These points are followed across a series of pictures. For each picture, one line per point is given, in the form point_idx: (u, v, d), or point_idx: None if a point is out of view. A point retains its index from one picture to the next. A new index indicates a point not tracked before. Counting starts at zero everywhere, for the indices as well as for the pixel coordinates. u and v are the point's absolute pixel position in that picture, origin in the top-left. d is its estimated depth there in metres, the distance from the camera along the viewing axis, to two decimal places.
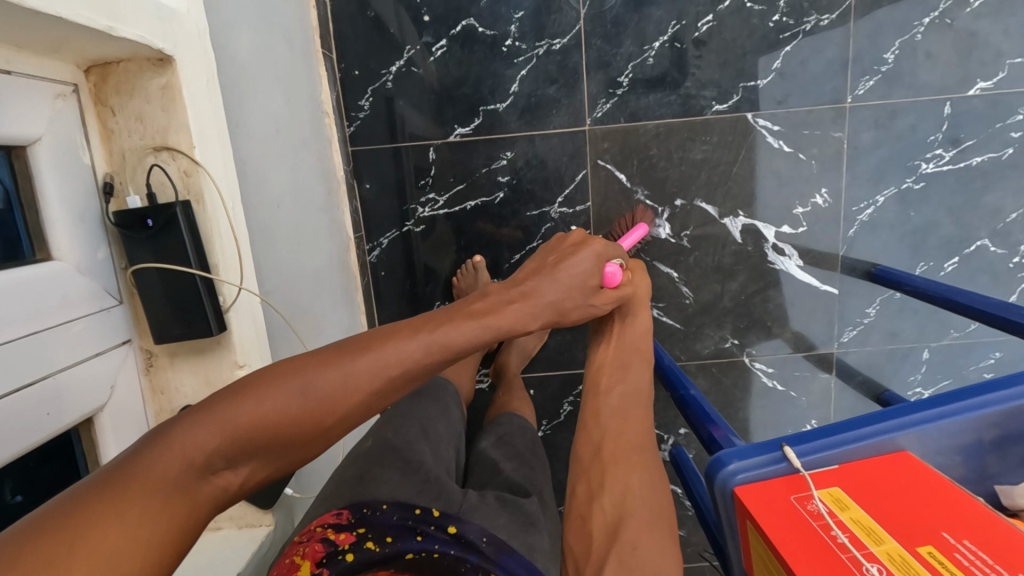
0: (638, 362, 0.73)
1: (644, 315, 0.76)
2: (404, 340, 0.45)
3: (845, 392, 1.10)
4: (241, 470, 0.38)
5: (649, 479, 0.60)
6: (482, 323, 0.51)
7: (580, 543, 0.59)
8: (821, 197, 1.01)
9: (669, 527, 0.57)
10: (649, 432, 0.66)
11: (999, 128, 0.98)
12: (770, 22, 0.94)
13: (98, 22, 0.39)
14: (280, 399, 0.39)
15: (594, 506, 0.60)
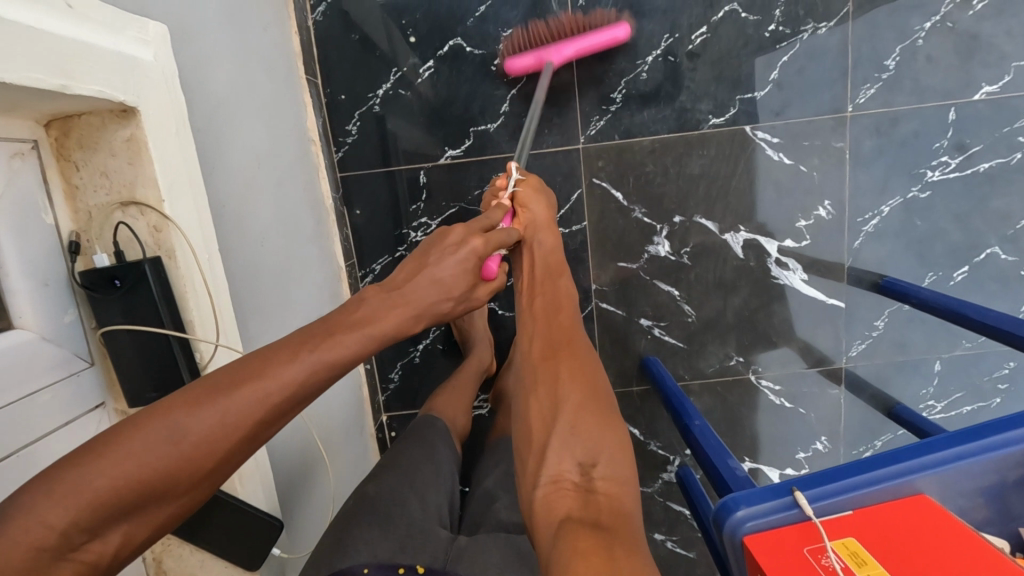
0: (556, 272, 0.73)
1: (552, 236, 0.73)
2: (286, 363, 0.42)
3: (856, 407, 1.06)
4: (112, 537, 0.37)
5: (582, 368, 0.64)
6: (375, 328, 0.47)
7: (523, 432, 0.62)
8: (825, 209, 0.98)
9: (604, 410, 0.61)
10: (575, 325, 0.69)
11: (1006, 132, 0.94)
12: (766, 32, 0.91)
13: (49, 82, 0.37)
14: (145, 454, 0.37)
15: (530, 401, 0.63)
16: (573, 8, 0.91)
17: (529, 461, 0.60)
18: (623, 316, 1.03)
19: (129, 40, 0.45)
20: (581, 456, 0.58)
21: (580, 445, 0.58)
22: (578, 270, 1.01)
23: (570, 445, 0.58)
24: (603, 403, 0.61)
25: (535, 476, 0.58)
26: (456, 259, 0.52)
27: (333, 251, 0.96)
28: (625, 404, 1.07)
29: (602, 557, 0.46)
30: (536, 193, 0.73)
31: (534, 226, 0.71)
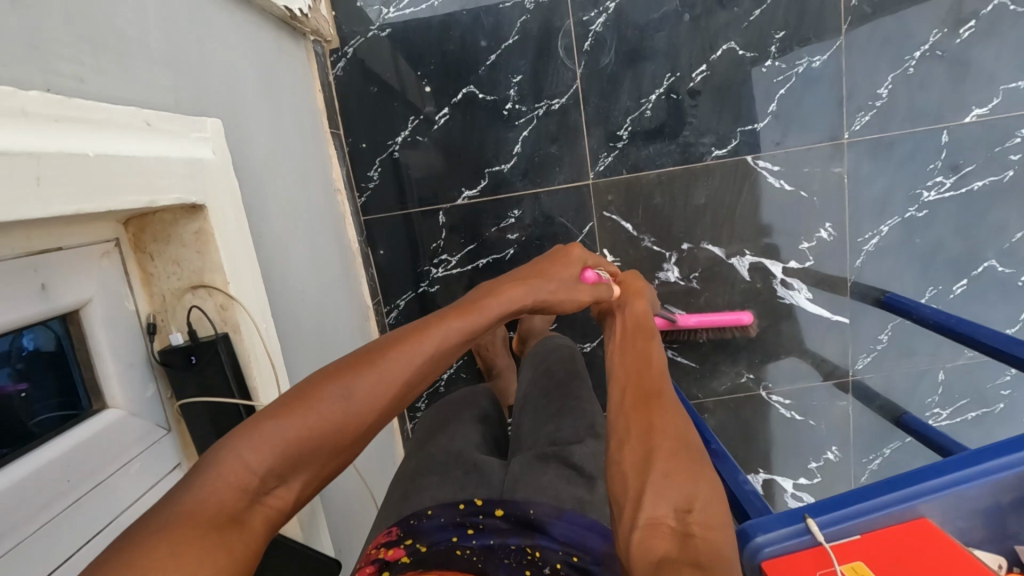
0: (647, 332, 0.64)
1: (642, 301, 0.70)
2: (433, 338, 0.47)
3: (865, 416, 1.11)
4: (295, 486, 0.38)
5: (682, 414, 0.52)
6: (495, 312, 0.53)
7: (613, 485, 0.48)
8: (826, 231, 1.02)
9: (703, 457, 0.48)
10: (669, 379, 0.56)
11: (998, 151, 0.98)
12: (764, 67, 0.96)
13: (141, 200, 0.42)
14: (325, 408, 0.39)
15: (623, 445, 0.50)
16: (579, 52, 0.96)
17: (622, 507, 0.46)
18: None
19: (191, 139, 0.50)
20: (680, 498, 0.45)
21: (675, 487, 0.45)
22: None
23: (671, 487, 0.45)
24: (701, 455, 0.48)
25: (628, 521, 0.45)
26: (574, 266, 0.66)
27: (359, 292, 1.01)
28: None
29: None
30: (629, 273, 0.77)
31: (631, 286, 0.72)
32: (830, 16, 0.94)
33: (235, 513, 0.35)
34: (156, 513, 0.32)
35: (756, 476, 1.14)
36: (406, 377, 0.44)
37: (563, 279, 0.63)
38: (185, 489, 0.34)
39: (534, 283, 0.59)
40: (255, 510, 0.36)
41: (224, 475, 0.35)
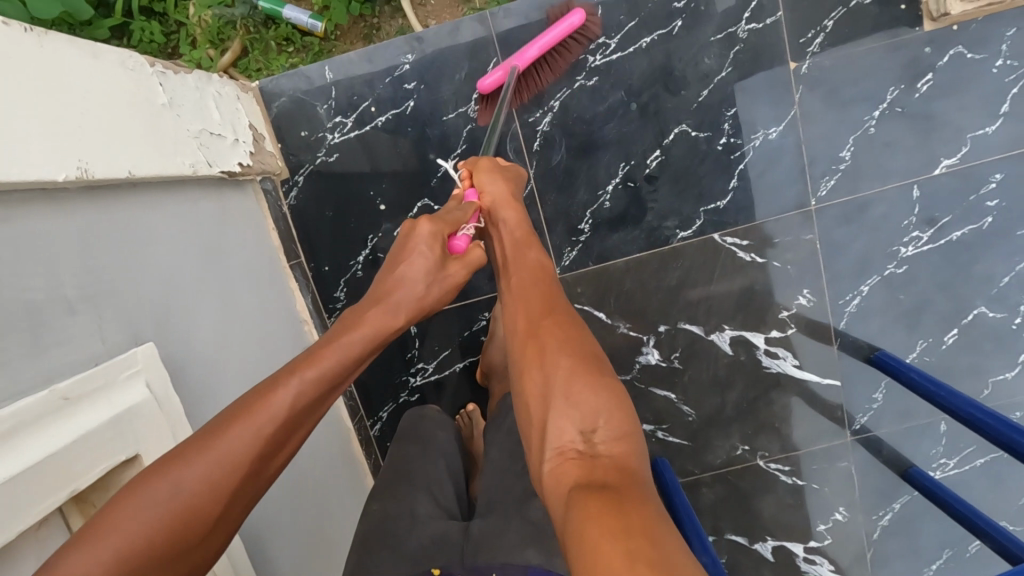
0: (528, 245, 0.73)
1: (515, 211, 0.77)
2: (274, 397, 0.50)
3: (869, 474, 1.08)
4: None
5: (568, 328, 0.60)
6: (350, 349, 0.56)
7: (527, 423, 0.56)
8: (805, 297, 1.00)
9: (593, 361, 0.56)
10: (555, 298, 0.64)
11: (974, 200, 0.95)
12: (719, 145, 0.93)
13: (63, 494, 0.44)
14: (144, 517, 0.43)
15: (524, 379, 0.58)
16: (530, 153, 0.95)
17: (534, 438, 0.55)
18: None
19: (121, 384, 0.51)
20: (582, 420, 0.52)
21: (576, 411, 0.52)
22: None
23: (570, 412, 0.52)
24: (594, 363, 0.56)
25: (540, 453, 0.53)
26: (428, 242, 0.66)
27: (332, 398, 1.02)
28: None
29: (610, 510, 0.41)
30: (491, 174, 0.80)
31: (498, 204, 0.78)
32: (781, 87, 0.92)
33: None
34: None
35: (766, 544, 1.10)
36: (249, 450, 0.48)
37: (419, 283, 0.64)
38: None
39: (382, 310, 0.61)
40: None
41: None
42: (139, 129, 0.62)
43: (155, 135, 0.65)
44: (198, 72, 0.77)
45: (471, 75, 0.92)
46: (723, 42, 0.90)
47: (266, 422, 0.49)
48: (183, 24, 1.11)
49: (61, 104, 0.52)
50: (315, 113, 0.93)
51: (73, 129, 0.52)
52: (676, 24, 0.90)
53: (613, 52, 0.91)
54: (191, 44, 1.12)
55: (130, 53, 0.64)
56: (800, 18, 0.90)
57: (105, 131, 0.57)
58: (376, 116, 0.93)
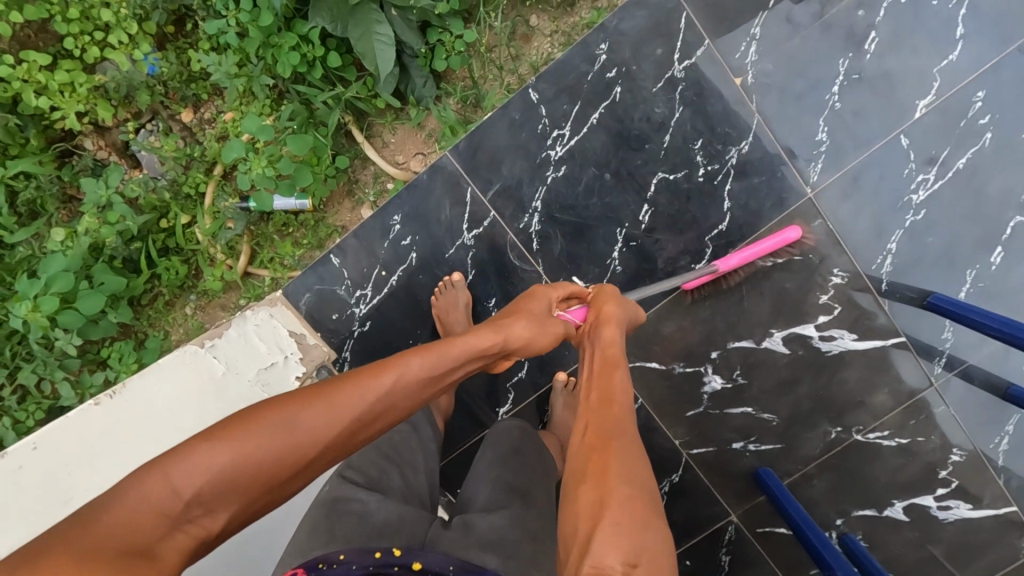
0: (612, 366, 0.74)
1: (613, 329, 0.80)
2: (384, 378, 0.61)
3: (970, 409, 1.06)
4: (220, 515, 0.52)
5: (636, 463, 0.61)
6: (455, 351, 0.67)
7: (567, 539, 0.59)
8: (838, 275, 1.01)
9: (653, 514, 0.58)
10: (625, 423, 0.67)
11: (966, 124, 0.95)
12: (700, 177, 0.97)
13: None
14: (257, 437, 0.54)
15: (580, 487, 0.61)
16: (532, 253, 0.99)
17: (574, 555, 0.57)
18: (715, 450, 1.09)
19: None
20: (628, 553, 0.54)
21: (628, 541, 0.55)
22: (655, 434, 1.09)
23: (621, 538, 0.54)
24: (650, 501, 0.59)
25: (578, 569, 0.55)
26: (541, 309, 0.80)
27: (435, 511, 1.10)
28: (759, 515, 1.11)
29: None
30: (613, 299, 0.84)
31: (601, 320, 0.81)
32: (735, 104, 0.95)
33: (159, 514, 0.50)
34: (81, 518, 0.48)
35: (895, 508, 1.10)
36: (355, 413, 0.58)
37: (532, 317, 0.77)
38: (132, 493, 0.50)
39: (480, 329, 0.72)
40: (179, 530, 0.51)
41: (154, 490, 0.50)
42: (204, 407, 0.87)
43: (221, 405, 0.88)
44: (236, 318, 0.93)
45: (455, 209, 0.99)
46: (665, 88, 0.94)
47: (373, 399, 0.60)
48: (197, 249, 1.23)
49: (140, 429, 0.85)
50: (338, 296, 1.02)
51: (156, 443, 0.84)
52: (616, 91, 0.95)
53: (570, 139, 0.96)
54: (209, 263, 1.23)
55: (184, 349, 0.89)
56: (726, 38, 0.94)
57: (183, 427, 0.86)
58: (388, 278, 1.01)
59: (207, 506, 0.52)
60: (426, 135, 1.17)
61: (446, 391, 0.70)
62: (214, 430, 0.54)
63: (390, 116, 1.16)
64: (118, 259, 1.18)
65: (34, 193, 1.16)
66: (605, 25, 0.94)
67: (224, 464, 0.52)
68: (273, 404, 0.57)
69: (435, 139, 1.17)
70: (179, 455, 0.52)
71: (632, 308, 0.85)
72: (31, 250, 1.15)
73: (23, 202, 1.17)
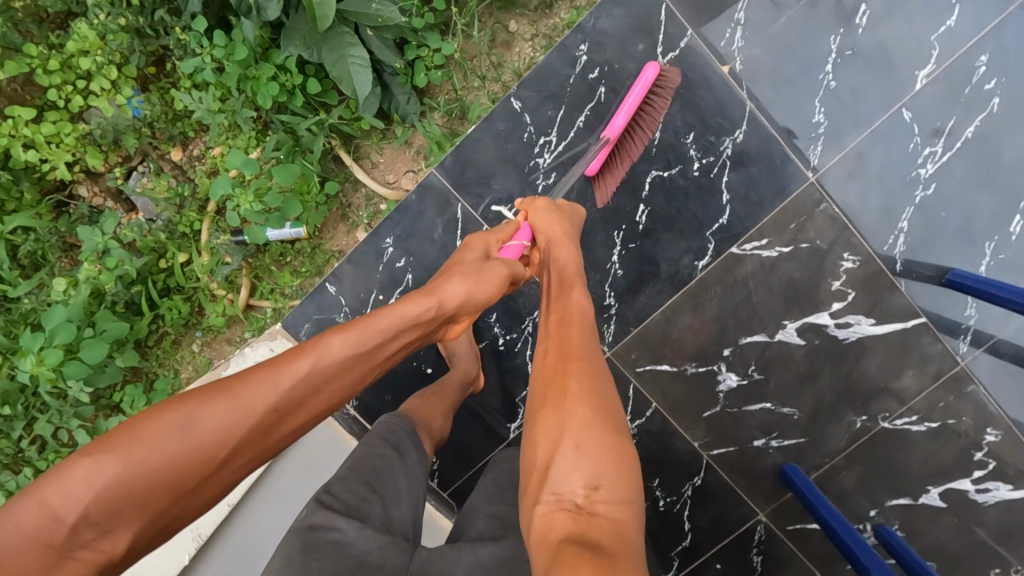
0: (571, 286, 0.80)
1: (563, 247, 0.84)
2: (286, 366, 0.60)
3: (1003, 386, 1.01)
4: (118, 536, 0.52)
5: (592, 381, 0.69)
6: (368, 330, 0.66)
7: (529, 465, 0.67)
8: (850, 260, 0.97)
9: (612, 426, 0.65)
10: (586, 345, 0.73)
11: (971, 90, 0.90)
12: (695, 172, 0.94)
13: None
14: (144, 448, 0.53)
15: (542, 416, 0.68)
16: None
17: (536, 482, 0.65)
18: (736, 449, 1.06)
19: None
20: (589, 478, 0.61)
21: (588, 466, 0.62)
22: (672, 438, 1.06)
23: (578, 463, 0.62)
24: (609, 417, 0.66)
25: (539, 497, 0.63)
26: (474, 258, 0.79)
27: (438, 527, 1.09)
28: (788, 512, 1.07)
29: (591, 566, 0.50)
30: (551, 212, 0.86)
31: (554, 241, 0.84)
32: (725, 93, 0.92)
33: (42, 539, 0.50)
34: None
35: (931, 494, 1.05)
36: (258, 404, 0.58)
37: (465, 272, 0.76)
38: (13, 520, 0.50)
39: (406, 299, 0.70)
40: (70, 557, 0.51)
41: (37, 515, 0.50)
42: None
43: None
44: (234, 355, 0.92)
45: (447, 226, 0.97)
46: None
47: (277, 390, 0.59)
48: (198, 286, 1.22)
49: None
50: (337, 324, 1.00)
51: None
52: (601, 91, 0.92)
53: (558, 145, 0.94)
54: (210, 299, 1.23)
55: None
56: (709, 27, 0.91)
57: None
58: (386, 302, 0.99)
59: (100, 528, 0.51)
60: (414, 152, 1.16)
61: (380, 366, 0.69)
62: (95, 446, 0.53)
63: (377, 136, 1.15)
64: (120, 304, 1.17)
65: (33, 245, 1.16)
66: (583, 25, 0.92)
67: (107, 482, 0.51)
68: (161, 410, 0.55)
69: (423, 155, 1.15)
70: (53, 480, 0.51)
71: (581, 210, 0.89)
72: (35, 302, 1.16)
73: (23, 255, 1.17)
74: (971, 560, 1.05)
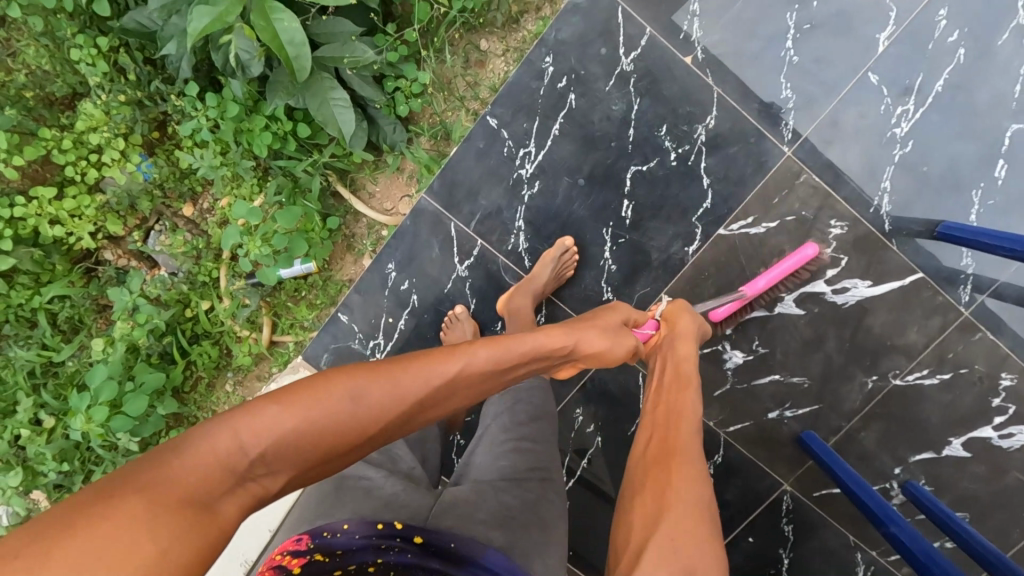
0: (686, 382, 0.78)
1: (688, 346, 0.85)
2: (453, 364, 0.61)
3: (1011, 330, 1.02)
4: (277, 481, 0.50)
5: (695, 478, 0.64)
6: (523, 345, 0.68)
7: (619, 546, 0.62)
8: (837, 226, 0.98)
9: (712, 530, 0.60)
10: (694, 444, 0.69)
11: (935, 45, 0.92)
12: (673, 162, 0.97)
13: None
14: (325, 406, 0.52)
15: (645, 497, 0.65)
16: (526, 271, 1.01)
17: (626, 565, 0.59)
18: (752, 424, 1.08)
19: None
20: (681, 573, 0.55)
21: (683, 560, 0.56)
22: None
23: (674, 555, 0.56)
24: (708, 517, 0.61)
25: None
26: (618, 320, 0.80)
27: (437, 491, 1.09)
28: (812, 479, 1.09)
29: None
30: (686, 313, 0.90)
31: (679, 336, 0.86)
32: (691, 83, 0.95)
33: (221, 468, 0.46)
34: (147, 460, 0.44)
35: (954, 445, 1.06)
36: (421, 395, 0.57)
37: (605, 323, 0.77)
38: (199, 440, 0.47)
39: (553, 330, 0.71)
40: (241, 488, 0.47)
41: (223, 442, 0.47)
42: None
43: None
44: None
45: (443, 245, 1.02)
46: (618, 84, 0.95)
47: (437, 384, 0.59)
48: (223, 330, 1.29)
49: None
50: (353, 350, 1.06)
51: None
52: (571, 98, 0.96)
53: (537, 155, 0.98)
54: (235, 340, 1.30)
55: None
56: (667, 22, 0.94)
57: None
58: (396, 323, 1.05)
59: (269, 468, 0.49)
60: (406, 177, 1.22)
61: (508, 383, 0.70)
62: (286, 393, 0.51)
63: (369, 167, 1.20)
64: (154, 356, 1.25)
65: (70, 311, 1.25)
66: (545, 38, 0.96)
67: (288, 429, 0.50)
68: (343, 375, 0.54)
69: (416, 179, 1.21)
70: (248, 413, 0.49)
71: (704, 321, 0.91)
72: (79, 364, 1.25)
73: (62, 321, 1.26)
74: (1003, 505, 1.06)
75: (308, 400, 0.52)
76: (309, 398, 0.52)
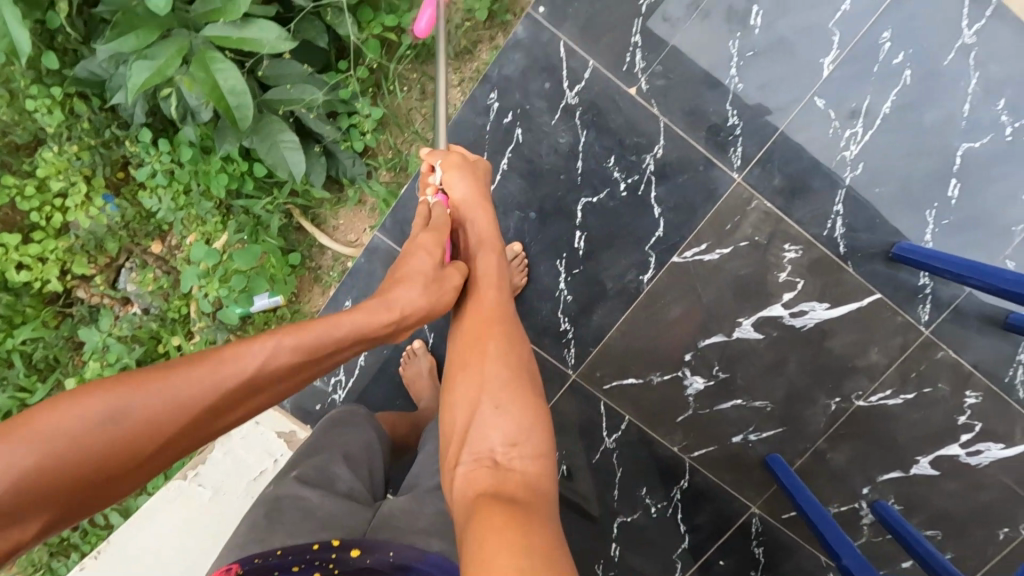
0: (487, 248, 0.76)
1: (481, 210, 0.79)
2: (239, 356, 0.55)
3: (974, 348, 1.01)
4: (23, 529, 0.46)
5: (507, 342, 0.66)
6: (327, 323, 0.60)
7: (447, 430, 0.65)
8: (791, 250, 0.98)
9: (528, 383, 0.64)
10: (501, 308, 0.71)
11: (880, 68, 0.92)
12: (623, 193, 0.98)
13: None
14: (68, 436, 0.47)
15: (463, 375, 0.66)
16: None
17: (455, 444, 0.62)
18: (717, 448, 1.07)
19: None
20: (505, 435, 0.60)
21: (506, 424, 0.60)
22: (652, 446, 1.08)
23: (497, 422, 0.60)
24: (525, 372, 0.65)
25: (457, 458, 0.61)
26: (432, 245, 0.71)
27: None
28: (779, 501, 1.08)
29: (514, 523, 0.48)
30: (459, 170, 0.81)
31: (464, 203, 0.79)
32: (637, 114, 0.95)
33: None
34: None
35: (922, 464, 1.05)
36: (203, 397, 0.52)
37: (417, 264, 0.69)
38: None
39: (368, 305, 0.63)
40: None
41: None
42: (194, 536, 0.92)
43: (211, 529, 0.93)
44: (219, 439, 0.99)
45: None
46: (564, 117, 0.96)
47: (217, 392, 0.53)
48: None
49: (139, 563, 0.90)
50: (316, 387, 1.07)
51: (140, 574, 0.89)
52: (518, 133, 0.98)
53: None
54: None
55: (171, 485, 0.96)
56: (610, 55, 0.95)
57: (182, 550, 0.91)
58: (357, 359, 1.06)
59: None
60: (368, 209, 1.22)
61: (333, 366, 0.63)
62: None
63: (331, 202, 1.21)
64: None
65: (44, 352, 1.26)
66: (489, 75, 0.97)
67: (12, 473, 0.44)
68: (81, 400, 0.48)
69: (377, 212, 1.21)
70: None
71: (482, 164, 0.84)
72: None
73: (36, 362, 1.27)
74: (974, 523, 1.05)
75: (52, 431, 0.46)
76: (50, 428, 0.46)
